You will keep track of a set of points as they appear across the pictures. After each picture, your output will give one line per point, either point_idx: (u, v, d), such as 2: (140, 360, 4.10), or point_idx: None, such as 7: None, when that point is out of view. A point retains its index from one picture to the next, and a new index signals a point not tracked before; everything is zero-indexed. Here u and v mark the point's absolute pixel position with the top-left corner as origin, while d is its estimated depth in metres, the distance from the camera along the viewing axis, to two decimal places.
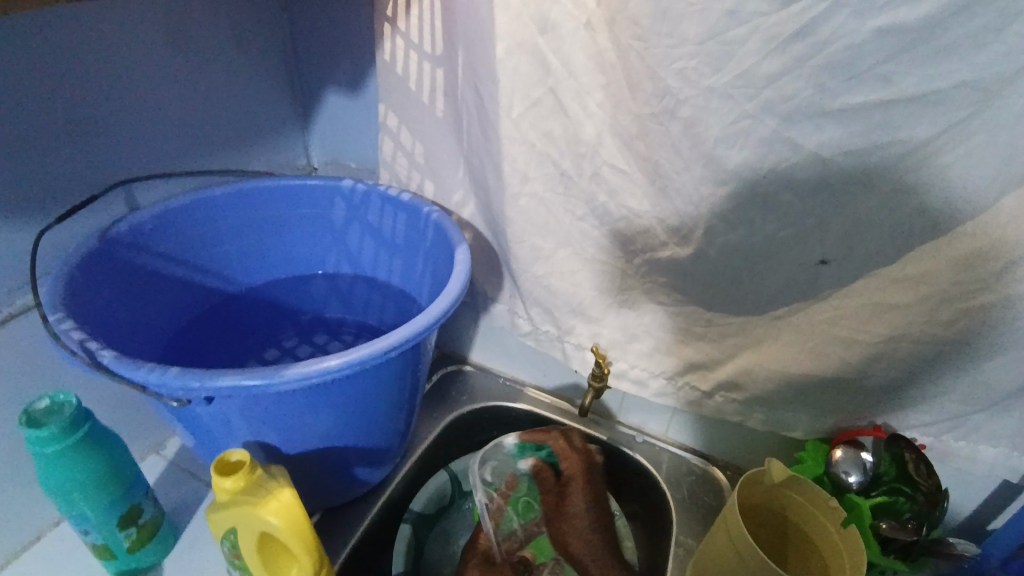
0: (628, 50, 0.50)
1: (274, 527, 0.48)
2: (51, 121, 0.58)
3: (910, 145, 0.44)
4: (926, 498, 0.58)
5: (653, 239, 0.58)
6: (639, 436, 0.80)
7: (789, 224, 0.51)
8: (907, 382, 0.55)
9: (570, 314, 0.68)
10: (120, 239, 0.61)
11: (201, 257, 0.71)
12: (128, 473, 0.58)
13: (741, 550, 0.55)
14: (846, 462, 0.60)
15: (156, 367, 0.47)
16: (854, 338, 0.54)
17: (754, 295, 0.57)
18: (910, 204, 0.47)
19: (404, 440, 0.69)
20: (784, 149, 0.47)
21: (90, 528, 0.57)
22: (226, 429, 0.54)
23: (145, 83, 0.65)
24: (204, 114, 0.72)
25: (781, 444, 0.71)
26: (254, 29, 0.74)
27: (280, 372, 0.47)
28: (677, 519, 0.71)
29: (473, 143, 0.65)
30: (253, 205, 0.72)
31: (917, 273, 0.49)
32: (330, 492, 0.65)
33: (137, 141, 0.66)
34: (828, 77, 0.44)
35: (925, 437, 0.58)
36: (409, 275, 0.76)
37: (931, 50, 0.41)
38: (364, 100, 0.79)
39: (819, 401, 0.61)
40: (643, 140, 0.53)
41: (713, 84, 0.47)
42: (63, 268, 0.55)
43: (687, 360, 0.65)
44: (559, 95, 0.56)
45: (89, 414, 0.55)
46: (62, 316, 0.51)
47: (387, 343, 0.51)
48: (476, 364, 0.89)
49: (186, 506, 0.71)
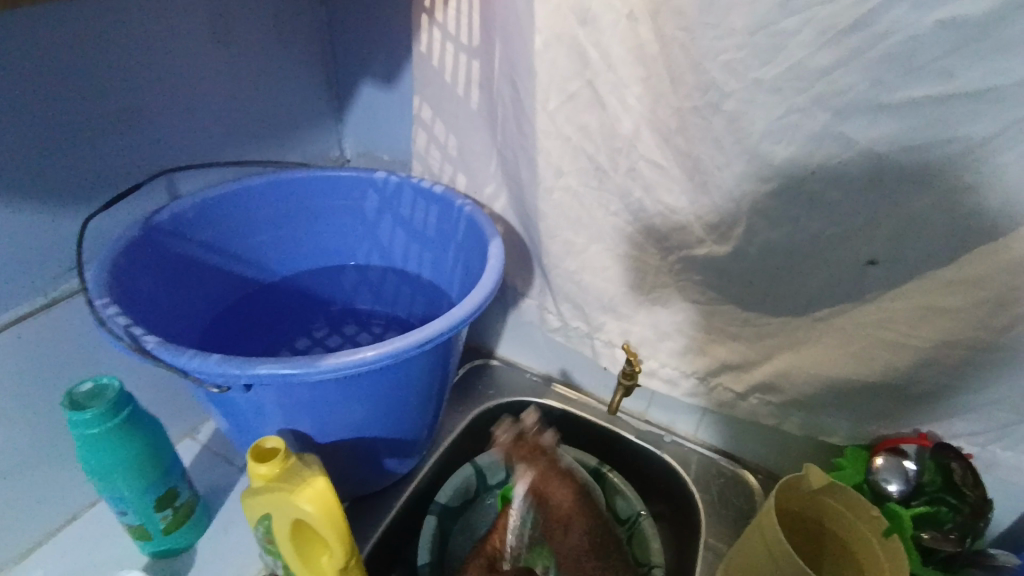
0: (671, 42, 0.49)
1: (309, 514, 0.48)
2: (97, 110, 0.59)
3: (970, 143, 0.42)
4: (972, 510, 0.55)
5: (690, 236, 0.56)
6: (668, 436, 0.79)
7: (836, 223, 0.49)
8: (955, 390, 0.53)
9: (601, 310, 0.67)
10: (162, 227, 0.62)
11: (238, 247, 0.72)
12: (166, 455, 0.59)
13: (777, 556, 0.54)
14: (887, 470, 0.58)
15: (197, 353, 0.48)
16: (902, 342, 0.52)
17: (795, 296, 0.55)
18: (967, 205, 0.45)
19: (432, 432, 0.69)
20: (834, 145, 0.46)
21: (129, 509, 0.59)
22: (262, 417, 0.55)
23: (186, 73, 0.66)
24: (242, 105, 0.73)
25: (816, 449, 0.70)
26: (291, 20, 0.74)
27: (317, 362, 0.48)
28: (706, 522, 0.70)
29: (507, 136, 0.65)
30: (288, 195, 0.72)
31: (972, 277, 0.47)
32: (359, 482, 0.66)
33: (177, 130, 0.67)
34: (884, 70, 0.42)
35: (972, 447, 0.56)
36: (439, 267, 0.76)
37: (999, 42, 0.39)
38: (397, 92, 0.79)
39: (860, 406, 0.59)
40: (683, 135, 0.52)
41: (760, 77, 0.45)
42: (109, 256, 0.57)
43: (721, 361, 0.63)
44: (597, 88, 0.55)
45: (131, 398, 0.56)
46: (107, 301, 0.52)
47: (421, 337, 0.51)
48: (503, 359, 0.89)
49: (218, 489, 0.72)
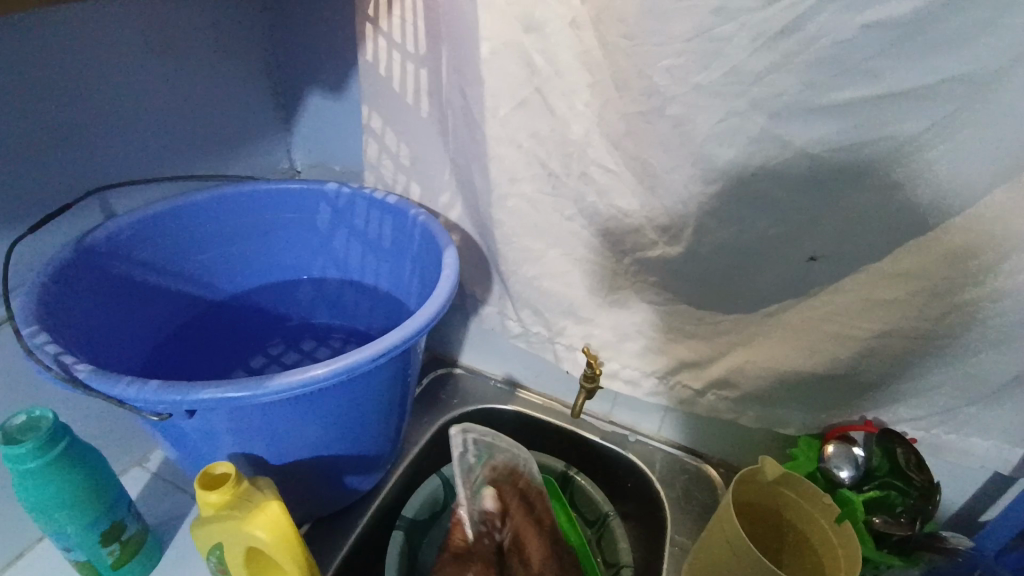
0: (614, 48, 0.49)
1: (262, 542, 0.47)
2: (22, 129, 0.56)
3: (898, 140, 0.44)
4: (919, 493, 0.58)
5: (644, 238, 0.57)
6: (632, 436, 0.80)
7: (779, 221, 0.51)
8: (898, 378, 0.55)
9: (561, 314, 0.67)
10: (98, 248, 0.59)
11: (183, 265, 0.69)
12: (109, 487, 0.56)
13: (737, 548, 0.54)
14: (838, 457, 0.60)
15: (135, 380, 0.46)
16: (846, 334, 0.54)
17: (746, 292, 0.57)
18: (900, 200, 0.47)
19: (394, 446, 0.68)
20: (773, 146, 0.47)
21: (73, 546, 0.56)
22: (212, 441, 0.53)
23: (121, 87, 0.64)
24: (184, 119, 0.71)
25: (774, 441, 0.71)
26: (233, 30, 0.73)
27: (265, 382, 0.46)
28: (673, 520, 0.71)
29: (459, 145, 0.65)
30: (236, 211, 0.70)
31: (907, 269, 0.49)
32: (319, 502, 0.64)
33: (113, 147, 0.65)
34: (815, 73, 0.43)
35: (918, 432, 0.58)
36: (397, 278, 0.75)
37: (920, 44, 0.41)
38: (348, 102, 0.77)
39: (811, 398, 0.61)
40: (631, 139, 0.52)
41: (700, 82, 0.46)
42: (38, 282, 0.53)
43: (679, 359, 0.64)
44: (545, 95, 0.55)
45: (67, 429, 0.53)
46: (38, 329, 0.49)
47: (374, 350, 0.49)
48: (467, 367, 0.88)
49: (171, 519, 0.69)
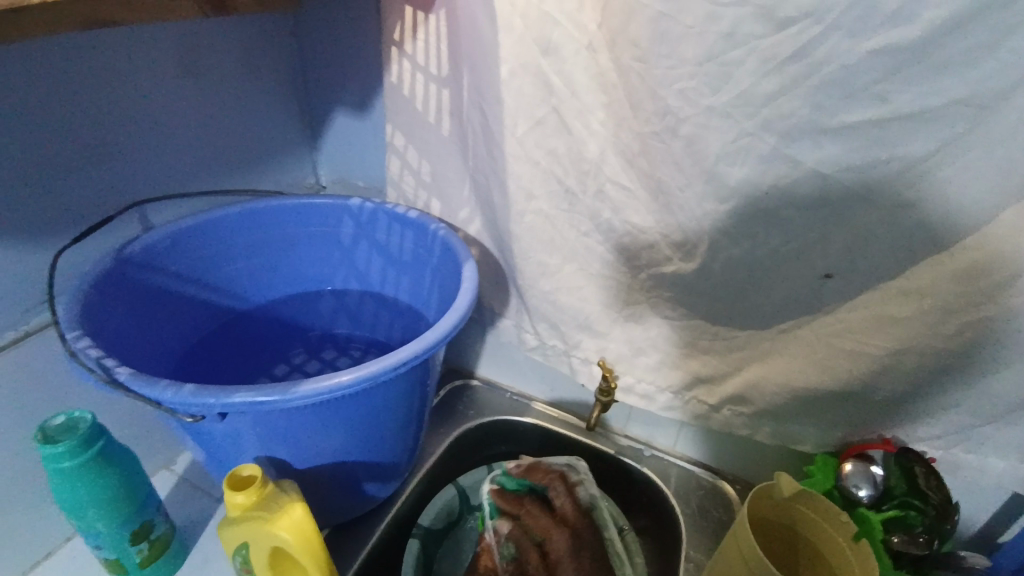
0: (628, 71, 0.51)
1: (286, 543, 0.48)
2: (69, 145, 0.60)
3: (908, 160, 0.45)
4: (938, 512, 0.57)
5: (658, 254, 0.58)
6: (647, 450, 0.80)
7: (792, 238, 0.52)
8: (915, 395, 0.55)
9: (576, 328, 0.68)
10: (135, 258, 0.62)
11: (213, 275, 0.72)
12: (140, 489, 0.58)
13: (754, 567, 0.54)
14: (855, 476, 0.59)
15: (169, 384, 0.48)
16: (861, 350, 0.54)
17: (759, 308, 0.57)
18: (913, 218, 0.47)
19: (411, 455, 0.69)
20: (784, 165, 0.48)
21: (103, 544, 0.58)
22: (238, 445, 0.55)
23: (160, 107, 0.67)
24: (218, 137, 0.74)
25: (790, 457, 0.71)
26: (266, 52, 0.76)
27: (290, 389, 0.48)
28: (686, 536, 0.71)
29: (479, 162, 0.67)
30: (264, 224, 0.73)
31: (920, 286, 0.50)
32: (338, 508, 0.65)
33: (151, 163, 0.68)
34: (825, 95, 0.45)
35: (935, 450, 0.58)
36: (416, 290, 0.77)
37: (928, 68, 0.42)
38: (372, 121, 0.80)
39: (826, 415, 0.61)
40: (645, 158, 0.54)
41: (712, 103, 0.48)
42: (78, 289, 0.56)
43: (694, 374, 0.65)
44: (562, 115, 0.57)
45: (103, 431, 0.55)
46: (80, 334, 0.52)
47: (394, 360, 0.51)
48: (484, 379, 0.90)
49: (196, 521, 0.71)
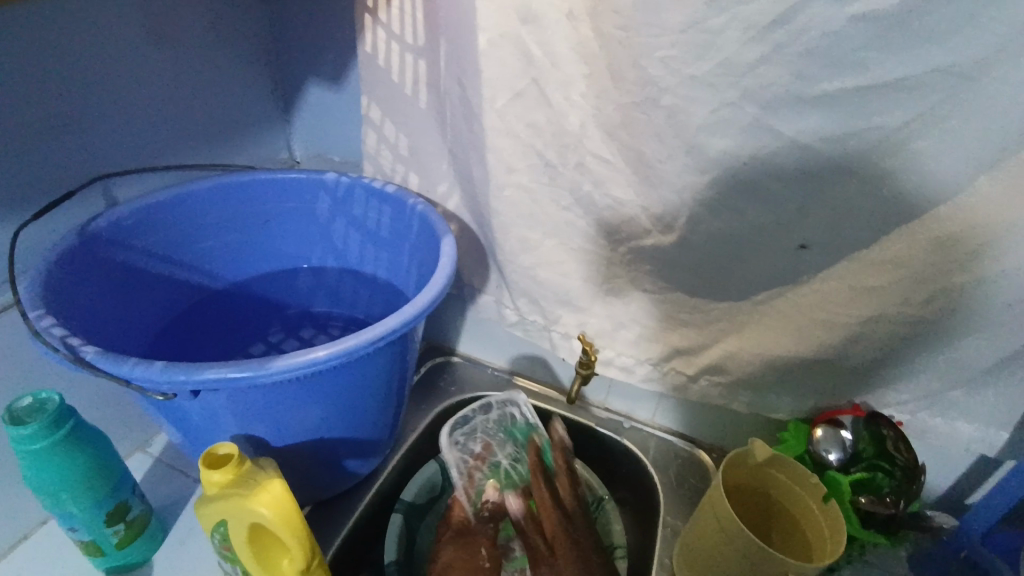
0: (610, 39, 0.50)
1: (265, 519, 0.47)
2: (26, 114, 0.57)
3: (886, 131, 0.46)
4: (904, 474, 0.59)
5: (638, 228, 0.58)
6: (627, 422, 0.81)
7: (770, 210, 0.52)
8: (885, 362, 0.57)
9: (557, 303, 0.68)
10: (101, 235, 0.60)
11: (184, 253, 0.70)
12: (114, 469, 0.57)
13: (729, 531, 0.55)
14: (826, 441, 0.62)
15: (140, 361, 0.47)
16: (834, 320, 0.56)
17: (737, 280, 0.58)
18: (889, 188, 0.48)
19: (392, 431, 0.69)
20: (764, 136, 0.48)
21: (79, 526, 0.57)
22: (214, 423, 0.54)
23: (123, 77, 0.64)
24: (184, 109, 0.72)
25: (765, 426, 0.73)
26: (233, 20, 0.73)
27: (267, 363, 0.47)
28: (665, 504, 0.73)
29: (457, 135, 0.65)
30: (236, 200, 0.71)
31: (894, 256, 0.51)
32: (320, 485, 0.65)
33: (115, 135, 0.65)
34: (805, 65, 0.45)
35: (903, 415, 0.60)
36: (395, 267, 0.76)
37: (907, 37, 0.42)
38: (347, 93, 0.78)
39: (800, 383, 0.62)
40: (626, 130, 0.54)
41: (694, 73, 0.47)
42: (42, 267, 0.54)
43: (673, 346, 0.66)
44: (542, 86, 0.56)
45: (73, 411, 0.54)
46: (44, 312, 0.50)
47: (374, 334, 0.51)
48: (464, 355, 0.90)
49: (175, 502, 0.70)
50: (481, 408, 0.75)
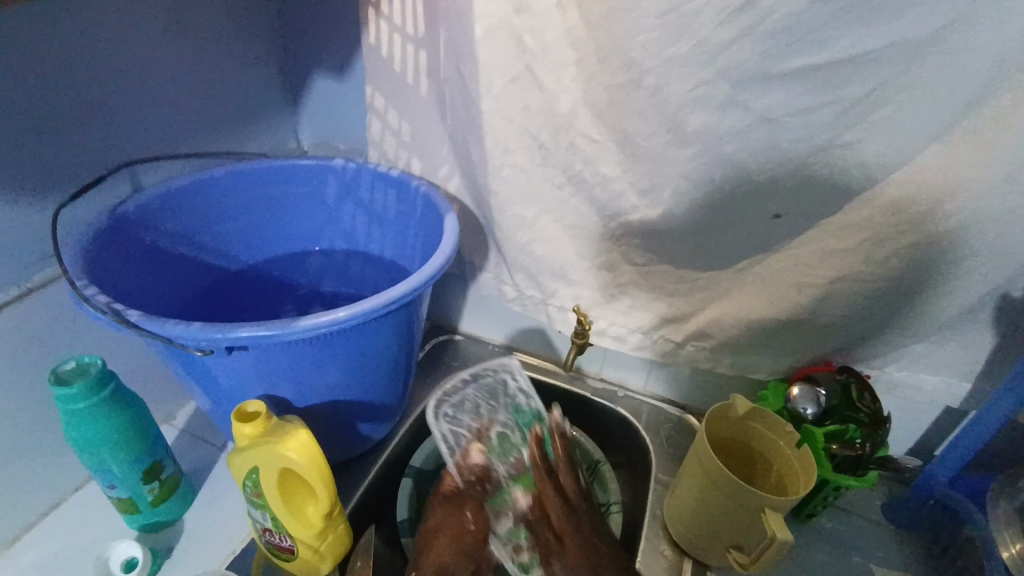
0: (596, 25, 0.55)
1: (294, 464, 0.52)
2: (61, 104, 0.61)
3: (846, 103, 0.50)
4: (871, 420, 0.64)
5: (626, 203, 0.63)
6: (621, 391, 0.86)
7: (745, 181, 0.57)
8: (855, 321, 0.62)
9: (552, 277, 0.73)
10: (130, 216, 0.65)
11: (204, 234, 0.75)
12: (149, 431, 0.62)
13: (717, 480, 0.60)
14: (802, 397, 0.65)
15: (178, 322, 0.51)
16: (806, 282, 0.61)
17: (718, 249, 0.63)
18: (852, 157, 0.53)
19: (402, 397, 0.74)
20: (738, 111, 0.53)
21: (117, 483, 0.62)
22: (241, 385, 0.59)
23: (145, 70, 0.69)
24: (200, 100, 0.76)
25: (748, 388, 0.78)
26: (243, 17, 0.77)
27: (292, 323, 0.52)
28: (657, 464, 0.77)
29: (456, 120, 0.70)
30: (251, 184, 0.76)
31: (858, 220, 0.56)
32: (336, 448, 0.70)
33: (139, 124, 0.70)
34: (772, 43, 0.49)
35: (873, 368, 0.65)
36: (400, 247, 0.81)
37: (860, 18, 0.47)
38: (351, 83, 0.83)
39: (779, 344, 0.67)
40: (613, 110, 0.59)
41: (672, 54, 0.52)
42: (79, 245, 0.59)
43: (661, 315, 0.71)
44: (535, 71, 0.60)
45: (113, 375, 0.59)
46: (87, 282, 0.55)
47: (386, 298, 0.56)
48: (466, 333, 0.95)
49: (200, 469, 0.75)
50: (471, 379, 0.76)
